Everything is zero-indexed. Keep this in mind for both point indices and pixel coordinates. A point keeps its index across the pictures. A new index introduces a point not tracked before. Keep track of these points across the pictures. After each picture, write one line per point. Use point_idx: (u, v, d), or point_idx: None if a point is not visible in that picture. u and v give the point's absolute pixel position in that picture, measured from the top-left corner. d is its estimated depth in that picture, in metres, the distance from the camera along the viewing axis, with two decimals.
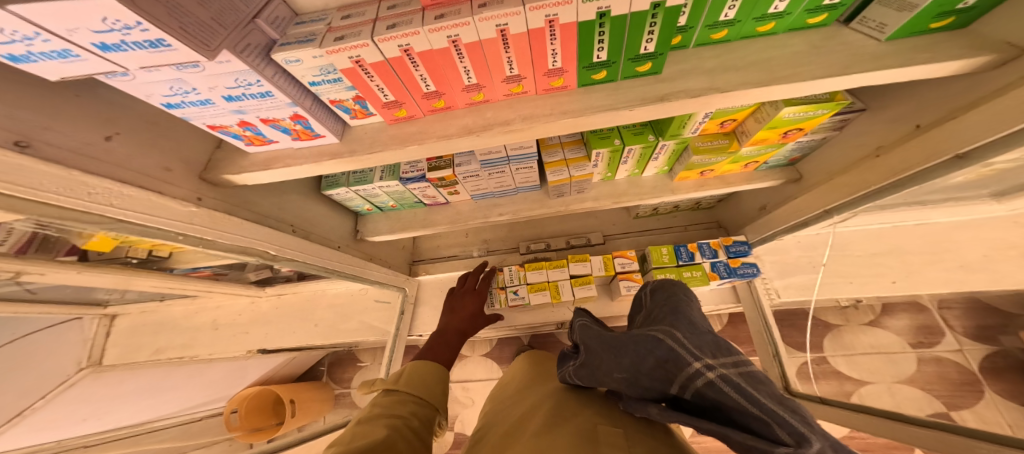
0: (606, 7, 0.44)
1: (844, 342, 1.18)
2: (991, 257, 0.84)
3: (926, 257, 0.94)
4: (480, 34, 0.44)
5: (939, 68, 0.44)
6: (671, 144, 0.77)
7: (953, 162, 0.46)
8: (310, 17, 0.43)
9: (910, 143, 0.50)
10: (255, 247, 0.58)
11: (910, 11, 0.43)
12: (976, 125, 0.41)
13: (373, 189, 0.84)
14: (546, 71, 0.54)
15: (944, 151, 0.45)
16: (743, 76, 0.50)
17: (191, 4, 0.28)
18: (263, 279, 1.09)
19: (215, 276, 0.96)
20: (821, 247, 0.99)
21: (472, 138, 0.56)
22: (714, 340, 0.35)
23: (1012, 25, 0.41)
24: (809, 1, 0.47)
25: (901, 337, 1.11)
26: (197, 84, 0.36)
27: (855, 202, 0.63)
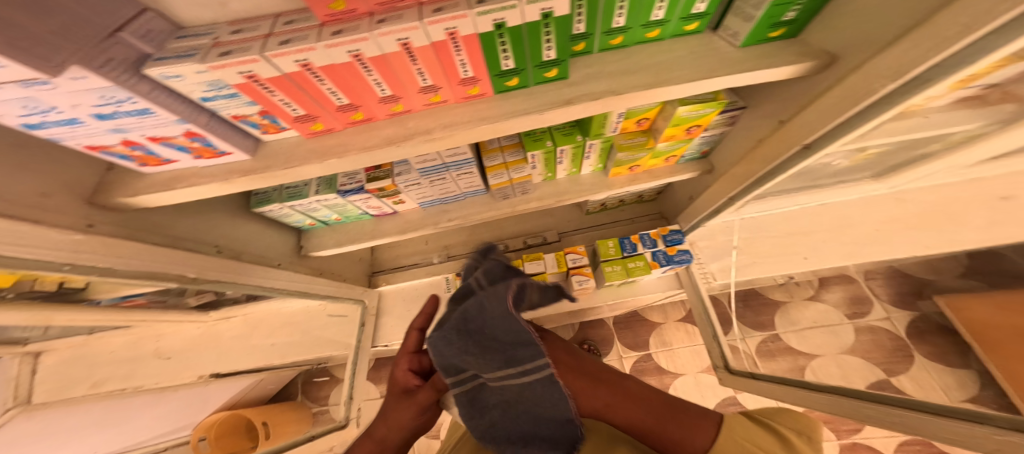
0: (502, 19, 0.46)
1: (791, 318, 1.30)
2: (879, 229, 1.07)
3: (824, 235, 1.12)
4: (383, 47, 0.44)
5: (778, 72, 0.52)
6: (597, 143, 0.83)
7: (800, 151, 0.57)
8: (194, 30, 0.43)
9: (777, 136, 0.60)
10: (168, 272, 0.56)
11: (750, 21, 0.50)
12: (816, 119, 0.51)
13: (309, 203, 0.82)
14: (459, 80, 0.55)
15: (797, 142, 0.56)
16: (635, 79, 0.56)
17: (25, 18, 0.26)
18: (202, 305, 1.02)
19: (142, 305, 0.90)
20: (733, 230, 1.15)
21: (395, 148, 0.57)
22: (506, 356, 0.43)
23: (826, 36, 0.50)
24: (682, 9, 0.55)
25: (837, 309, 1.15)
26: (55, 103, 0.34)
27: (749, 188, 0.74)
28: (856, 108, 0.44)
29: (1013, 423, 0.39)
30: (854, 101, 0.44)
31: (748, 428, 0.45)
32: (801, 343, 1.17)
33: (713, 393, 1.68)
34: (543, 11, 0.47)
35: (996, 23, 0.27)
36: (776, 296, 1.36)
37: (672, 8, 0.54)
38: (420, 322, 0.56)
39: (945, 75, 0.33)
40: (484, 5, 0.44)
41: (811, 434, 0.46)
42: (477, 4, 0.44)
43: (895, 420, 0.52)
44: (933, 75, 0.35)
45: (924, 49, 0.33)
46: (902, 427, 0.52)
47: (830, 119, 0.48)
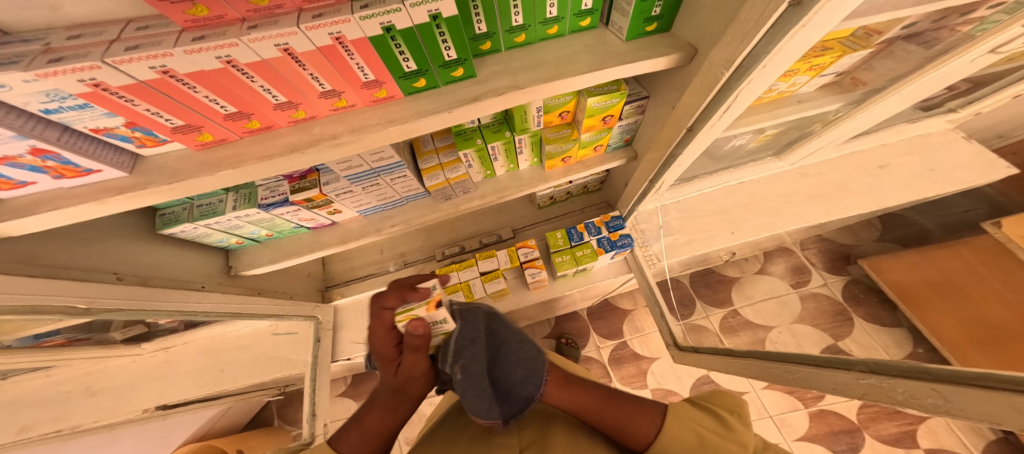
0: (388, 22, 0.46)
1: (746, 292, 1.39)
2: (789, 201, 1.21)
3: (749, 209, 1.20)
4: (259, 53, 0.43)
5: (655, 63, 0.58)
6: (525, 138, 0.85)
7: (687, 135, 0.62)
8: (24, 36, 0.39)
9: (670, 121, 0.66)
10: (52, 303, 0.51)
11: (626, 16, 0.56)
12: (691, 104, 0.56)
13: (229, 220, 0.78)
14: (361, 83, 0.55)
15: (682, 126, 0.61)
16: (537, 74, 0.59)
17: None
18: (131, 337, 0.96)
19: (65, 343, 0.83)
20: (654, 214, 1.21)
21: (299, 156, 0.55)
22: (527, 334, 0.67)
23: (688, 30, 0.57)
24: (572, 6, 0.60)
25: (782, 279, 1.31)
26: None
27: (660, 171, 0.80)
28: (712, 94, 0.50)
29: (870, 366, 0.41)
30: (708, 89, 0.50)
31: (691, 412, 0.52)
32: (756, 315, 1.26)
33: (685, 373, 1.75)
34: (429, 12, 0.47)
35: (776, 17, 0.34)
36: (731, 273, 1.49)
37: (563, 5, 0.59)
38: (393, 300, 0.56)
39: (757, 63, 0.40)
40: (365, 10, 0.43)
41: (740, 411, 0.52)
42: (359, 9, 0.43)
43: (794, 376, 0.54)
44: (750, 65, 0.42)
45: (740, 40, 0.40)
46: (800, 382, 0.53)
47: (696, 106, 0.55)
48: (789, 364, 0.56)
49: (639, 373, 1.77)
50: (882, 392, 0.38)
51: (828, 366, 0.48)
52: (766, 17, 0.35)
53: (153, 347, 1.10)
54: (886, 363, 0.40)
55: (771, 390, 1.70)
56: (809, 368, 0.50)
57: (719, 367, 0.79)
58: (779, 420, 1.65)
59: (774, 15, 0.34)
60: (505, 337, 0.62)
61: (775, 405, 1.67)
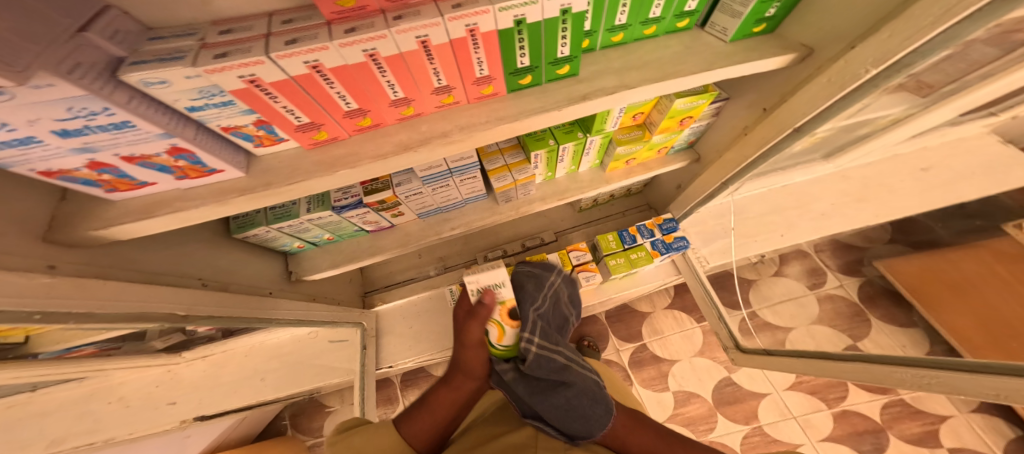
0: (522, 15, 0.45)
1: (764, 294, 1.51)
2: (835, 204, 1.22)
3: (794, 210, 1.24)
4: (400, 46, 0.41)
5: (766, 63, 0.59)
6: (597, 139, 0.84)
7: (790, 134, 0.63)
8: (168, 31, 0.37)
9: (765, 122, 0.67)
10: (156, 311, 0.50)
11: (740, 16, 0.56)
12: (804, 105, 0.57)
13: (300, 223, 0.75)
14: (474, 79, 0.52)
15: (785, 127, 0.62)
16: (644, 74, 0.58)
17: None
18: (169, 347, 0.92)
19: (102, 352, 0.79)
20: (728, 213, 1.22)
21: (410, 155, 0.51)
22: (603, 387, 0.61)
23: (802, 31, 0.57)
24: (676, 7, 0.60)
25: (800, 281, 1.53)
26: (8, 119, 0.27)
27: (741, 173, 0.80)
28: (843, 93, 0.50)
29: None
30: (839, 88, 0.50)
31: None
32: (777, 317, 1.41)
33: (707, 376, 1.74)
34: (561, 6, 0.46)
35: (970, 12, 0.34)
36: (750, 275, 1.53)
37: (668, 5, 0.59)
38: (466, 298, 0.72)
39: (925, 58, 0.41)
40: (506, 2, 0.42)
41: None
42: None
43: (929, 381, 0.55)
44: (909, 61, 0.43)
45: (904, 37, 0.40)
46: (937, 388, 0.54)
47: (815, 105, 0.55)
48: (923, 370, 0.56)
49: (661, 376, 1.76)
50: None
51: (975, 371, 0.49)
52: (950, 15, 0.35)
53: (188, 356, 1.05)
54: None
55: (795, 392, 1.68)
56: (957, 375, 0.51)
57: (808, 370, 0.80)
58: (804, 421, 1.63)
59: (967, 11, 0.33)
60: (580, 392, 0.57)
61: (798, 406, 1.66)
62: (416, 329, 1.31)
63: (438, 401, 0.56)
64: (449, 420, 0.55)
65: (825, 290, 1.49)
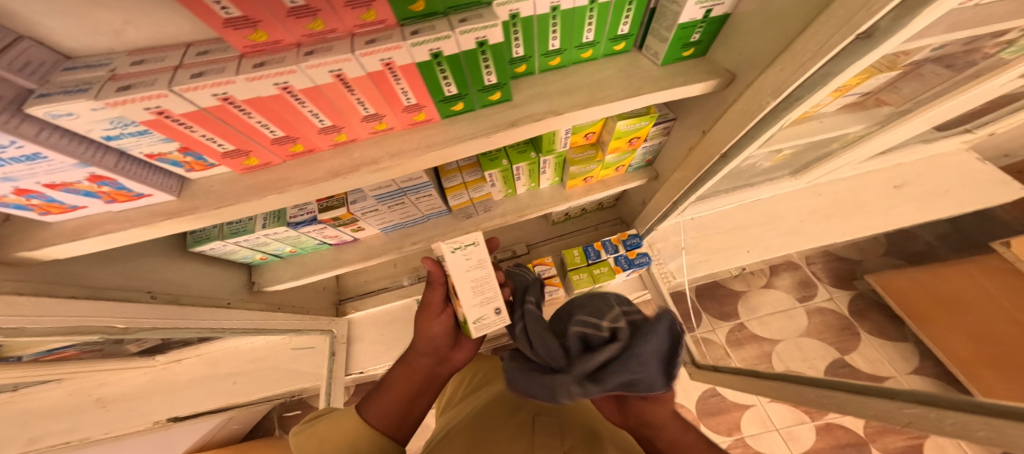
0: (437, 48, 0.46)
1: (751, 305, 1.73)
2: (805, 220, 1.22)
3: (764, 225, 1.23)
4: (314, 79, 0.42)
5: (691, 88, 0.60)
6: (550, 159, 0.86)
7: (719, 160, 0.66)
8: (87, 60, 0.40)
9: (700, 146, 0.69)
10: (93, 324, 0.52)
11: (665, 42, 0.58)
12: (727, 130, 0.59)
13: (257, 237, 0.78)
14: (403, 107, 0.54)
15: (714, 152, 0.65)
16: (574, 100, 0.60)
17: None
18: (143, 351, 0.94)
19: (71, 356, 0.80)
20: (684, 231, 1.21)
21: (340, 181, 0.53)
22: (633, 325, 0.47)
23: (726, 56, 0.59)
24: (609, 32, 0.62)
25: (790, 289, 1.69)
26: None
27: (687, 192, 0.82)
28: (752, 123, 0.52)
29: (913, 395, 0.42)
30: (749, 117, 0.52)
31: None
32: (765, 328, 1.64)
33: (691, 385, 1.74)
34: (477, 39, 0.47)
35: (837, 49, 0.36)
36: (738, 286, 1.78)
37: (599, 30, 0.61)
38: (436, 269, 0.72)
39: (810, 92, 0.43)
40: (415, 37, 0.43)
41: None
42: (411, 35, 0.44)
43: (829, 401, 0.54)
44: (800, 94, 0.45)
45: (794, 68, 0.42)
46: (834, 407, 0.53)
47: (735, 133, 0.57)
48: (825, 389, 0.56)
49: None
50: (930, 422, 0.38)
51: (864, 392, 0.49)
52: (823, 51, 0.37)
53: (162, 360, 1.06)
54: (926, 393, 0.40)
55: (777, 403, 1.67)
56: (846, 395, 0.50)
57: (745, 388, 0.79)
58: (785, 433, 1.61)
59: (836, 47, 0.36)
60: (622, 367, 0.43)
61: (781, 418, 1.64)
62: (388, 336, 1.33)
63: (397, 381, 0.56)
64: (413, 395, 0.56)
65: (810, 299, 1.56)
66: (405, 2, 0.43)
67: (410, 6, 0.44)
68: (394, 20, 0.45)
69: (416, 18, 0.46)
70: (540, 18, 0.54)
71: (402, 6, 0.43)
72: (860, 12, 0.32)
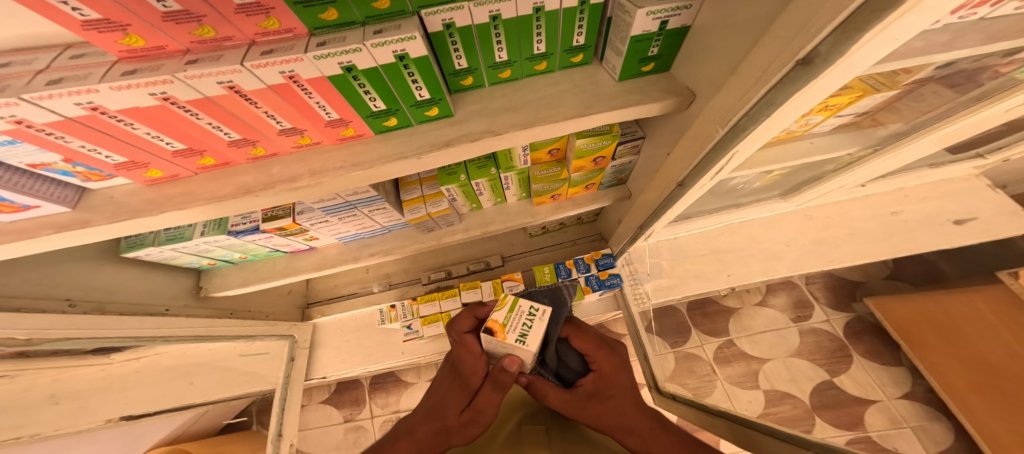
0: (348, 62, 0.39)
1: (744, 324, 1.62)
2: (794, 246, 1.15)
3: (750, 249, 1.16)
4: (201, 90, 0.36)
5: (649, 108, 0.55)
6: (511, 175, 0.81)
7: (677, 189, 0.62)
8: None
9: (661, 173, 0.65)
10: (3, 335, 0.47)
11: (620, 55, 0.53)
12: (685, 156, 0.55)
13: (197, 244, 0.73)
14: (323, 122, 0.47)
15: (672, 180, 0.61)
16: (518, 118, 0.55)
17: None
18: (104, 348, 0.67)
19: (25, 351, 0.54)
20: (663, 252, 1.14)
21: (253, 198, 0.47)
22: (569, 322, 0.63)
23: (687, 75, 0.54)
24: (562, 42, 0.56)
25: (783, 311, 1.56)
26: None
27: (652, 218, 0.79)
28: (703, 151, 0.49)
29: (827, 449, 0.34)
30: (702, 142, 0.49)
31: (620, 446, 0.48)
32: (753, 347, 1.57)
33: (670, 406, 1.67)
34: (394, 52, 0.40)
35: (779, 77, 0.32)
36: (731, 304, 1.67)
37: (552, 41, 0.55)
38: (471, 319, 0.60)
39: (753, 125, 0.39)
40: (316, 49, 0.36)
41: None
42: (314, 46, 0.36)
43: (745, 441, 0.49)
44: (746, 125, 0.40)
45: (746, 89, 0.37)
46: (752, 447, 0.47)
47: (691, 158, 0.52)
48: (747, 430, 0.49)
49: None
50: None
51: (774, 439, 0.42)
52: (766, 77, 0.34)
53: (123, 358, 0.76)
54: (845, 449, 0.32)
55: None
56: (762, 439, 0.44)
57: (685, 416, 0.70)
58: None
59: (777, 76, 0.32)
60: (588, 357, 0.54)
61: None
62: (353, 343, 1.30)
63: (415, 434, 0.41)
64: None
65: (810, 323, 1.49)
66: (313, 10, 0.36)
67: (320, 14, 0.37)
68: (303, 29, 0.38)
69: (330, 27, 0.39)
70: (480, 28, 0.48)
71: (309, 14, 0.37)
72: (801, 32, 0.28)
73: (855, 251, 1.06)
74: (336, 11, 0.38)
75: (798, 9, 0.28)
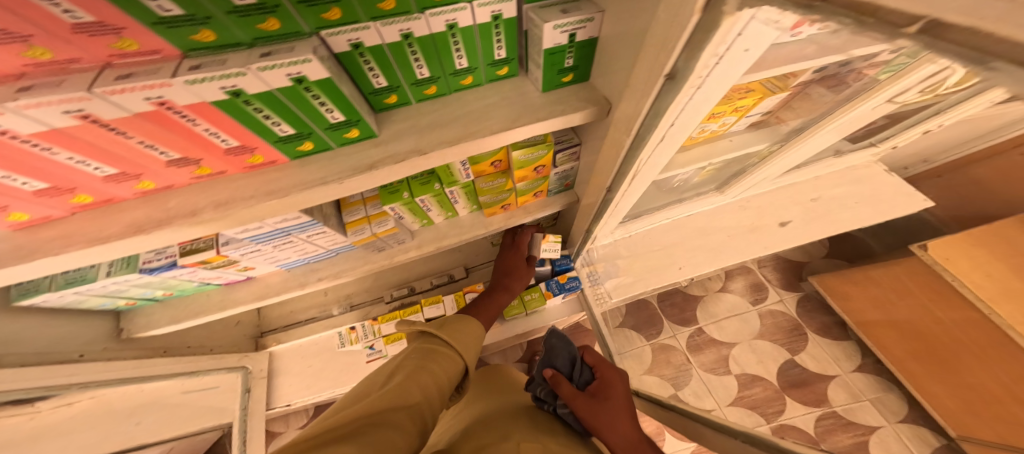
0: (233, 86, 0.35)
1: (710, 311, 1.66)
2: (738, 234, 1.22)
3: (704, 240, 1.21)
4: (46, 122, 0.31)
5: (572, 117, 0.58)
6: (456, 190, 0.81)
7: (607, 194, 0.66)
8: None
9: (594, 179, 0.68)
10: None
11: (539, 68, 0.55)
12: (607, 164, 0.58)
13: (105, 285, 0.66)
14: (221, 150, 0.43)
15: (602, 186, 0.65)
16: (445, 135, 0.54)
17: None
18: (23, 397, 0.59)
19: None
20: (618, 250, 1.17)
21: (143, 237, 0.43)
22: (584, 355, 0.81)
23: (604, 84, 0.56)
24: (484, 56, 0.56)
25: (742, 296, 1.69)
26: None
27: (594, 221, 0.83)
28: (618, 157, 0.53)
29: (749, 438, 0.43)
30: (616, 149, 0.53)
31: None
32: (721, 333, 1.62)
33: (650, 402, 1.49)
34: (289, 75, 0.37)
35: (654, 91, 0.39)
36: (695, 292, 1.72)
37: (473, 56, 0.55)
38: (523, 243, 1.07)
39: (649, 133, 0.45)
40: (187, 74, 0.32)
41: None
42: (185, 70, 0.32)
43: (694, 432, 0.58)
44: (645, 132, 0.46)
45: (638, 99, 0.42)
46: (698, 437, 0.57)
47: (609, 169, 0.58)
48: (694, 424, 0.59)
49: None
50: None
51: (711, 429, 0.52)
52: (648, 89, 0.39)
53: (53, 405, 0.67)
54: (760, 436, 0.41)
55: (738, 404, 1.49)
56: (705, 431, 0.54)
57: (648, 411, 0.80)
58: None
59: (654, 88, 0.38)
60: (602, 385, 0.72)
61: None
62: (317, 367, 1.22)
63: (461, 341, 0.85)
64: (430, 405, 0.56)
65: (767, 304, 1.66)
66: (178, 30, 0.32)
67: (191, 34, 0.33)
68: (174, 50, 0.34)
69: (210, 48, 0.35)
70: (392, 47, 0.47)
71: (175, 33, 0.32)
72: (664, 49, 0.34)
73: (789, 236, 1.14)
74: (213, 32, 0.34)
75: (657, 30, 0.34)
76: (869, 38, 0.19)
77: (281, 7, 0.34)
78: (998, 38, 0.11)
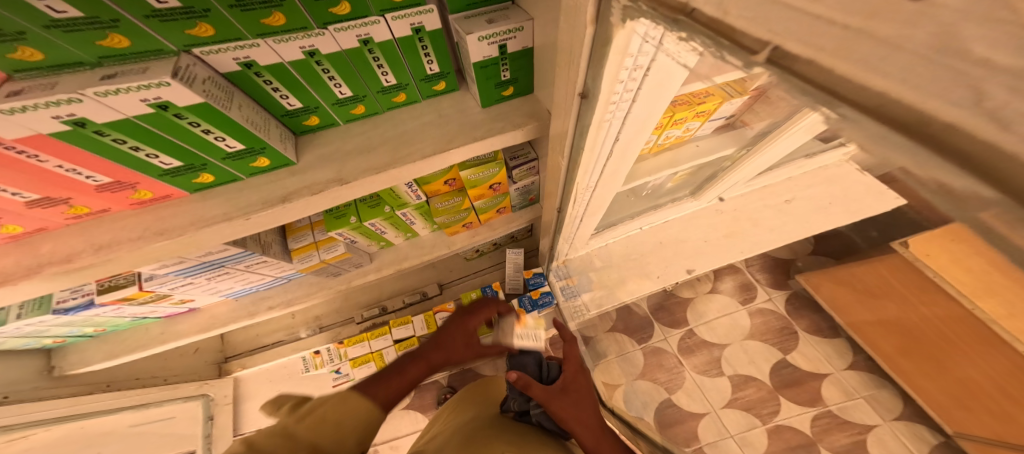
0: (73, 115, 0.31)
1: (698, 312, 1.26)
2: None
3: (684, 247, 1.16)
4: None
5: (511, 135, 0.53)
6: (410, 211, 0.76)
7: (560, 214, 0.65)
8: None
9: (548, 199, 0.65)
10: None
11: (473, 82, 0.50)
12: (553, 183, 0.56)
13: (19, 328, 0.61)
14: (92, 187, 0.38)
15: (553, 205, 0.63)
16: (370, 160, 0.49)
17: None
18: None
19: None
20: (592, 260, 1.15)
21: (12, 288, 0.39)
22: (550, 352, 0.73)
23: (546, 98, 0.52)
24: (414, 72, 0.51)
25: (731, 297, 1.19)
26: None
27: (555, 240, 0.81)
28: (560, 178, 0.52)
29: None
30: (557, 171, 0.51)
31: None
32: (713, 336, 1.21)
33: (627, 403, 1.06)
34: (147, 101, 0.33)
35: (575, 113, 0.37)
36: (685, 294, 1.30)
37: (399, 71, 0.49)
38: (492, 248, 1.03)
39: (580, 156, 0.43)
40: (1, 102, 0.28)
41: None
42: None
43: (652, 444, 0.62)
44: (577, 154, 0.43)
45: (563, 120, 0.40)
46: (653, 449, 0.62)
47: (555, 189, 0.57)
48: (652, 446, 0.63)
49: None
50: None
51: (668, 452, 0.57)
52: (568, 108, 0.37)
53: None
54: None
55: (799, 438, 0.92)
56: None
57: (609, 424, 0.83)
58: None
59: (573, 108, 0.36)
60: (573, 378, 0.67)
61: None
62: (284, 393, 1.15)
63: None
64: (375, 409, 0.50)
65: (755, 305, 1.12)
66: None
67: (9, 53, 0.30)
68: None
69: (43, 70, 0.32)
70: (297, 65, 0.42)
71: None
72: (571, 69, 0.32)
73: None
74: (38, 50, 0.30)
75: (564, 52, 0.32)
76: (745, 62, 0.15)
77: (122, 21, 0.31)
78: (843, 77, 0.11)
